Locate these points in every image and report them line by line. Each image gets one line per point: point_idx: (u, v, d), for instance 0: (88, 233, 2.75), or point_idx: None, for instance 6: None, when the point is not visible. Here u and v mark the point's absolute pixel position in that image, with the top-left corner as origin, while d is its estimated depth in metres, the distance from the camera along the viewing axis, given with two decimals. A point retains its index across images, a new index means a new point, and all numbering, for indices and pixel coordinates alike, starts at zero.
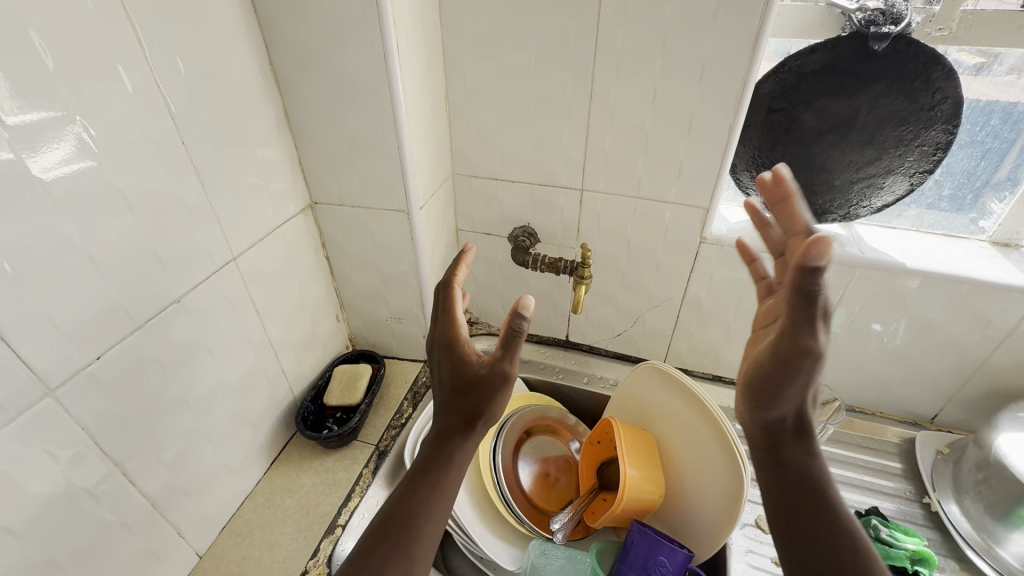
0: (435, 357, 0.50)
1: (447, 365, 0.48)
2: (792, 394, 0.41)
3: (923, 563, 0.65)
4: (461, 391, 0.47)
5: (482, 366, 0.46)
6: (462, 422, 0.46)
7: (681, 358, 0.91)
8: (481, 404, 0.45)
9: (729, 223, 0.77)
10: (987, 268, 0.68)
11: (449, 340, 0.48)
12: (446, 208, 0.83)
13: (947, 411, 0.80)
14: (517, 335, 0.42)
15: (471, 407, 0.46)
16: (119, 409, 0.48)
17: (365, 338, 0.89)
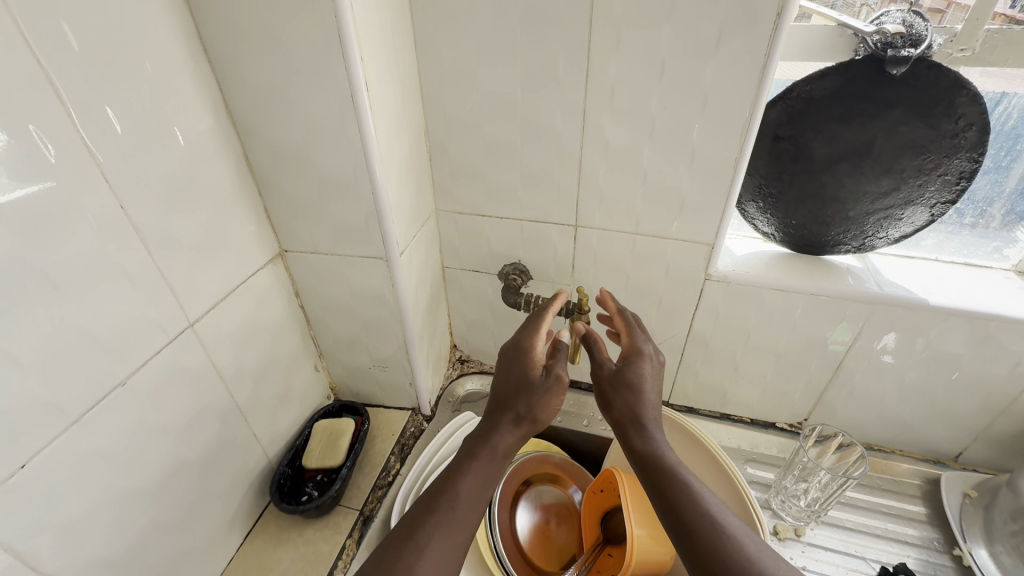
0: (506, 358, 0.60)
1: (515, 369, 0.58)
2: (616, 400, 0.55)
3: None
4: (523, 386, 0.56)
5: (541, 373, 0.57)
6: (515, 417, 0.55)
7: (686, 396, 0.85)
8: (534, 406, 0.55)
9: (734, 257, 0.72)
10: (1016, 302, 0.63)
11: (518, 346, 0.60)
12: (431, 247, 0.77)
13: (972, 450, 0.75)
14: (561, 353, 0.59)
15: (529, 403, 0.55)
16: (51, 516, 0.42)
17: (347, 386, 0.83)
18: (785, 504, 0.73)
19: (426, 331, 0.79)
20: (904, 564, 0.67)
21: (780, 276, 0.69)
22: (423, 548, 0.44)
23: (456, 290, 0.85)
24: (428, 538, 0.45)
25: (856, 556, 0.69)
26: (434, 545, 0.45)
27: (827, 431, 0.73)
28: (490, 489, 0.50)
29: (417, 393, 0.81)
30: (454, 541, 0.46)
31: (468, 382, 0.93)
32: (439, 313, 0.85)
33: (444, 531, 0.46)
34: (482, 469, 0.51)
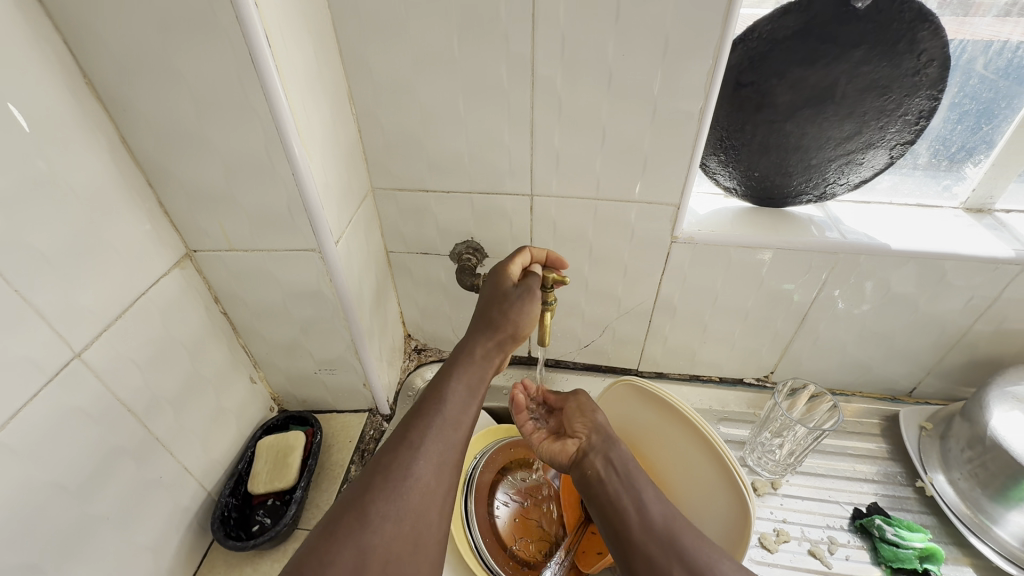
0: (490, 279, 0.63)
1: (494, 287, 0.61)
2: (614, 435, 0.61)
3: (931, 558, 0.62)
4: (503, 299, 0.60)
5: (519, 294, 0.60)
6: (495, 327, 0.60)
7: (656, 363, 0.83)
8: (511, 315, 0.60)
9: (698, 216, 0.69)
10: (967, 239, 0.64)
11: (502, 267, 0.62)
12: (371, 230, 0.68)
13: (925, 384, 0.78)
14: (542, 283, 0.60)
15: (508, 317, 0.59)
16: None
17: (292, 395, 0.74)
18: (761, 459, 0.73)
19: (376, 325, 0.71)
20: (874, 503, 0.69)
21: (748, 233, 0.66)
22: (418, 454, 0.47)
23: (404, 276, 0.77)
24: (421, 441, 0.48)
25: (831, 501, 0.70)
26: (429, 450, 0.48)
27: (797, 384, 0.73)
28: (475, 395, 0.55)
29: (373, 394, 0.73)
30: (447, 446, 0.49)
31: (428, 373, 0.86)
32: (388, 303, 0.77)
33: (439, 442, 0.49)
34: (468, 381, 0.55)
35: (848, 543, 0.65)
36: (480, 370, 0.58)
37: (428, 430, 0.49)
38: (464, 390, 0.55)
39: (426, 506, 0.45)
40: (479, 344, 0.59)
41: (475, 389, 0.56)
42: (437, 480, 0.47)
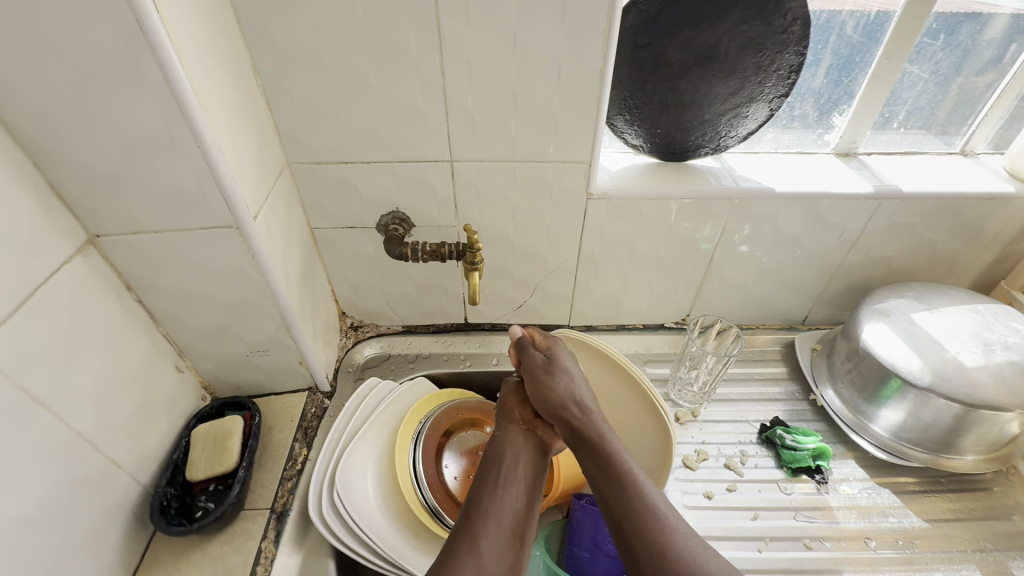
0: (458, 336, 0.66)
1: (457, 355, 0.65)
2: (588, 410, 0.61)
3: (822, 456, 0.72)
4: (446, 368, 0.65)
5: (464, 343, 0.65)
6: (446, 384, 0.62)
7: (585, 316, 0.88)
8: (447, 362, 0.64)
9: (610, 173, 0.73)
10: (837, 179, 0.73)
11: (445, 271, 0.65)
12: (292, 205, 0.67)
13: (814, 312, 0.89)
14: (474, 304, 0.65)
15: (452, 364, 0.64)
16: None
17: (224, 382, 0.72)
18: (681, 391, 0.81)
19: (308, 302, 0.71)
20: (777, 417, 0.79)
21: (653, 185, 0.72)
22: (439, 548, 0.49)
23: (332, 252, 0.77)
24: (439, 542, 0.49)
25: (743, 421, 0.79)
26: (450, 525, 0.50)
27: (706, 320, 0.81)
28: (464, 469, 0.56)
29: (311, 371, 0.73)
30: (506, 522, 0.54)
31: (367, 348, 0.87)
32: (318, 280, 0.76)
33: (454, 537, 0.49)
34: (514, 486, 0.57)
35: (756, 453, 0.75)
36: (523, 467, 0.60)
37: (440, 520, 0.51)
38: (516, 493, 0.57)
39: (493, 566, 0.50)
40: (510, 446, 0.62)
41: (526, 463, 0.61)
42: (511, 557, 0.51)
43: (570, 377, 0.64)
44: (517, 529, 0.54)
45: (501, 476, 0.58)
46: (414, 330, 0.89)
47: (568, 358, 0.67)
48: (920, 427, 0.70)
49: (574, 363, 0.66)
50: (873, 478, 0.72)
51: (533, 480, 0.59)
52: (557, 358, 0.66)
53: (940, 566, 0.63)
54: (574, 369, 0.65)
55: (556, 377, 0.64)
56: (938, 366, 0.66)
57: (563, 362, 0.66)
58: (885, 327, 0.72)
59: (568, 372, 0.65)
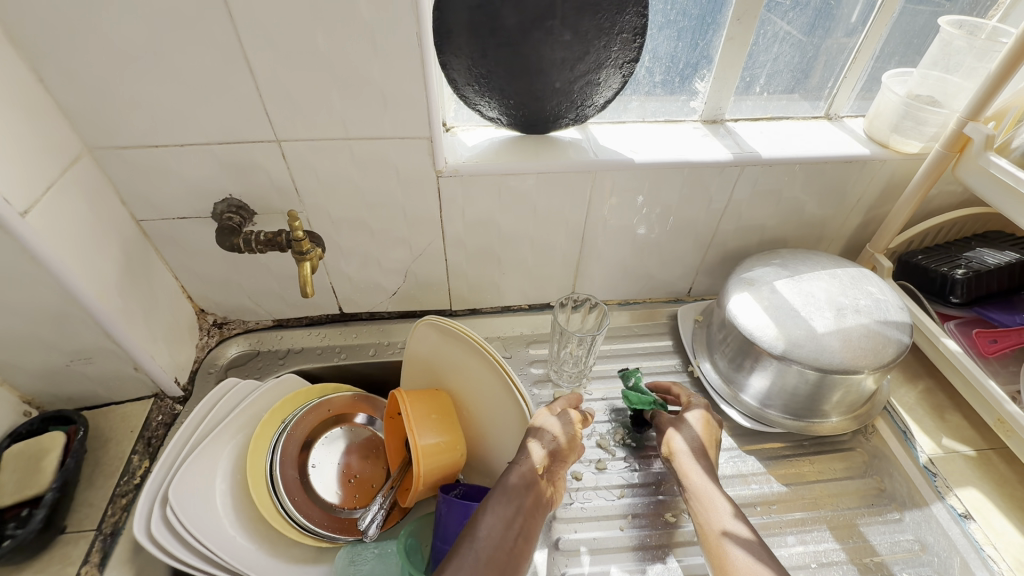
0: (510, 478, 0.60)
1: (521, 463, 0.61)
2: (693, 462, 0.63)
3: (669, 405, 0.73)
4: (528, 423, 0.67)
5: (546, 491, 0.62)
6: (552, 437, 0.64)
7: (466, 300, 0.85)
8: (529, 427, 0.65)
9: (466, 149, 0.69)
10: (700, 148, 0.72)
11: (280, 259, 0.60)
12: (100, 197, 0.60)
13: (698, 283, 0.89)
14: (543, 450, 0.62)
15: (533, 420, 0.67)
16: None
17: (49, 395, 0.65)
18: (560, 372, 0.80)
19: (138, 302, 0.65)
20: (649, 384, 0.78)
21: (508, 159, 0.68)
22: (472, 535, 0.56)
23: (171, 247, 0.70)
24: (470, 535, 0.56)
25: (620, 398, 0.79)
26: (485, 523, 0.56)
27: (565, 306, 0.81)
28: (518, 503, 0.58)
29: (151, 377, 0.68)
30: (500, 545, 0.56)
31: (233, 346, 0.81)
32: (156, 278, 0.69)
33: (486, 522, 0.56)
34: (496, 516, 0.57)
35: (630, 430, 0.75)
36: (519, 489, 0.59)
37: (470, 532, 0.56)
38: (501, 514, 0.57)
39: None
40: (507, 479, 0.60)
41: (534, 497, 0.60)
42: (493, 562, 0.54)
43: (687, 421, 0.67)
44: (504, 553, 0.55)
45: (498, 486, 0.59)
46: (287, 325, 0.84)
47: (693, 432, 0.65)
48: (785, 394, 0.70)
49: (699, 427, 0.65)
50: (740, 446, 0.73)
51: (525, 513, 0.58)
52: (703, 420, 0.66)
53: (793, 530, 0.64)
54: (688, 437, 0.65)
55: (673, 440, 0.66)
56: (792, 334, 0.66)
57: (687, 424, 0.66)
58: (749, 297, 0.71)
59: (707, 427, 0.65)
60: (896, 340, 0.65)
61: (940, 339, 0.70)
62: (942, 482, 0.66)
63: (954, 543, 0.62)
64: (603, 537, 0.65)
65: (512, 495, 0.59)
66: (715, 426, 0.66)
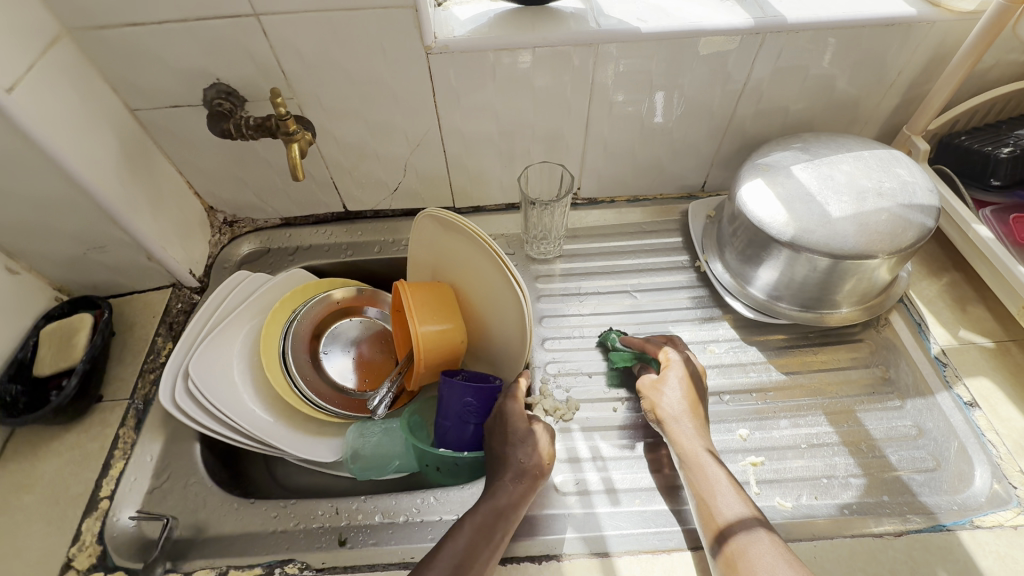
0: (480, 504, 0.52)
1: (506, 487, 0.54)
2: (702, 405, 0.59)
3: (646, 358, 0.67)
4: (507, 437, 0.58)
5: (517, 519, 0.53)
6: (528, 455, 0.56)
7: (468, 197, 0.83)
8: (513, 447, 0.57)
9: (457, 23, 0.65)
10: (719, 13, 0.64)
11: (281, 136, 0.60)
12: (84, 80, 0.59)
13: (712, 176, 0.84)
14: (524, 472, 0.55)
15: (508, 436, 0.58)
16: None
17: (76, 281, 0.69)
18: (536, 247, 0.81)
19: (141, 192, 0.66)
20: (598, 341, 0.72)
21: (503, 34, 0.63)
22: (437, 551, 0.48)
23: (169, 139, 0.70)
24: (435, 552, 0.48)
25: (622, 292, 0.78)
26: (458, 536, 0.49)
27: (532, 171, 0.78)
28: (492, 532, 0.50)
29: (165, 267, 0.71)
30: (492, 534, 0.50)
31: (245, 244, 0.84)
32: (158, 171, 0.70)
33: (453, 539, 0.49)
34: (483, 517, 0.51)
35: (620, 321, 0.75)
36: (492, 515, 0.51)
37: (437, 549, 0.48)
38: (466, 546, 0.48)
39: None
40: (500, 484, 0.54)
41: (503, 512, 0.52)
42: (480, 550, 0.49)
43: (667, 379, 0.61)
44: (492, 542, 0.50)
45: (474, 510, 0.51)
46: (295, 224, 0.86)
47: (679, 388, 0.60)
48: (793, 285, 0.68)
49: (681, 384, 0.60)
50: (742, 337, 0.72)
51: (495, 534, 0.50)
52: (688, 372, 0.61)
53: (787, 414, 0.65)
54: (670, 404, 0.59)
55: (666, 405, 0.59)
56: (805, 219, 0.62)
57: (675, 383, 0.60)
58: (762, 183, 0.67)
59: (689, 382, 0.61)
60: (918, 224, 0.61)
61: (972, 226, 0.65)
62: (951, 371, 0.65)
63: (954, 428, 0.61)
64: (600, 416, 0.66)
65: (474, 531, 0.49)
66: (698, 379, 0.62)
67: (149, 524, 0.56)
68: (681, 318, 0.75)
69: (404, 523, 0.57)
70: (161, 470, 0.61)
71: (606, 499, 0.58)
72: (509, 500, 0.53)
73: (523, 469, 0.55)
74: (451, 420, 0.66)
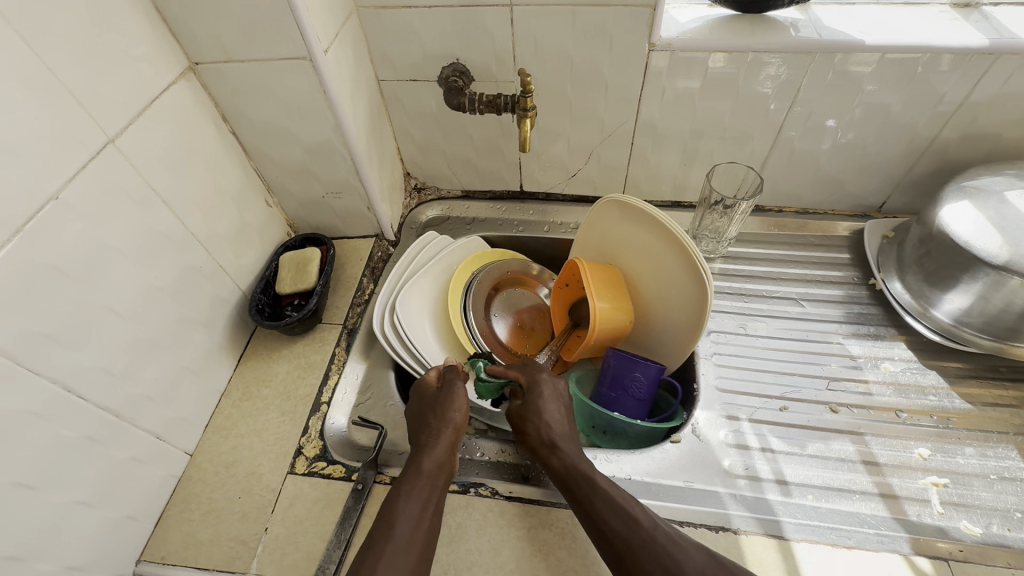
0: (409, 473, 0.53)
1: (448, 450, 0.56)
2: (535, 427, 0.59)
3: None
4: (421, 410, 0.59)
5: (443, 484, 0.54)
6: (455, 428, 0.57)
7: (639, 190, 0.88)
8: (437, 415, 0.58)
9: (678, 25, 0.69)
10: (949, 32, 0.64)
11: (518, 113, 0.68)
12: (358, 50, 0.70)
13: (893, 198, 0.83)
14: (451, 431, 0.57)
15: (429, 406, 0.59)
16: (43, 326, 0.45)
17: (306, 221, 0.81)
18: (699, 243, 0.84)
19: (375, 151, 0.76)
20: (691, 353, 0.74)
21: (723, 37, 0.67)
22: (405, 504, 0.50)
23: (398, 108, 0.80)
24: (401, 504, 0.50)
25: (788, 298, 0.79)
26: (410, 502, 0.50)
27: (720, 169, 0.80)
28: (431, 505, 0.51)
29: (377, 219, 0.81)
30: (432, 504, 0.51)
31: (430, 210, 0.93)
32: (383, 134, 0.81)
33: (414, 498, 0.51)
34: (419, 492, 0.51)
35: (786, 326, 0.76)
36: (427, 480, 0.53)
37: (406, 501, 0.50)
38: (412, 512, 0.50)
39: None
40: (429, 454, 0.55)
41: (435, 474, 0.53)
42: (424, 523, 0.50)
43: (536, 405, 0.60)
44: (432, 514, 0.51)
45: (412, 473, 0.53)
46: (473, 197, 0.94)
47: None
48: (991, 312, 0.65)
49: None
50: (920, 359, 0.71)
51: (432, 505, 0.51)
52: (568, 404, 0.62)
53: (972, 442, 0.63)
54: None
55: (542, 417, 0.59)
56: (1022, 245, 0.61)
57: (548, 409, 0.59)
58: (970, 205, 0.66)
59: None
60: None
61: None
62: None
63: None
64: (766, 411, 0.67)
65: (416, 495, 0.51)
66: None
67: (361, 430, 0.65)
68: (850, 332, 0.75)
69: None
70: (366, 389, 0.70)
71: (778, 488, 0.60)
72: (435, 477, 0.53)
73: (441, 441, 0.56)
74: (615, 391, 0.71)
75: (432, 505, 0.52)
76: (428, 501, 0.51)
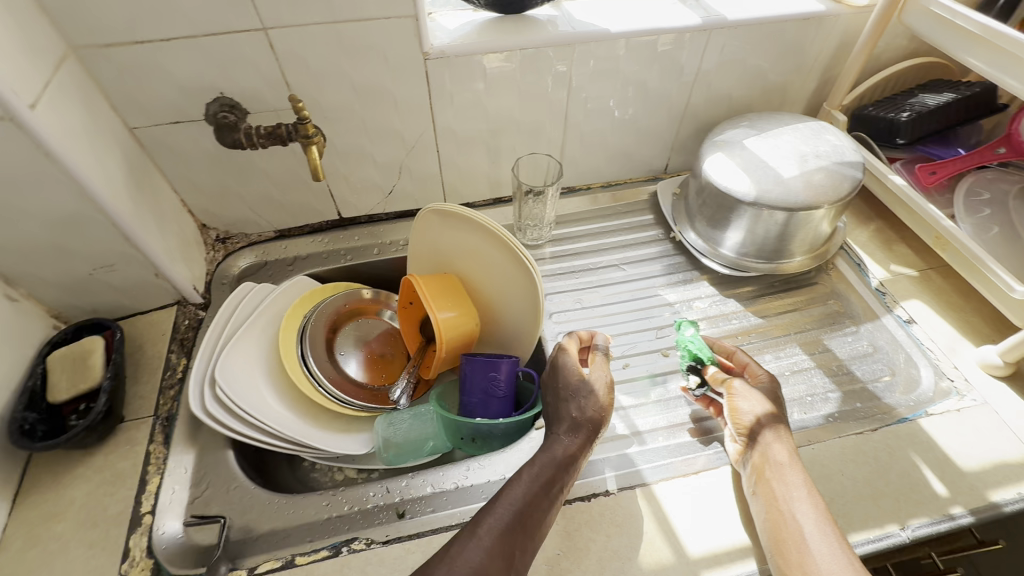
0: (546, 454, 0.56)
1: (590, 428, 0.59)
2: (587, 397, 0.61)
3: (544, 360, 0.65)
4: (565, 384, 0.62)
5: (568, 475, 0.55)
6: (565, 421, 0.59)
7: (459, 194, 0.89)
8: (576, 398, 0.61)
9: (447, 32, 0.71)
10: (672, 15, 0.75)
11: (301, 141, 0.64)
12: (90, 99, 0.60)
13: (673, 160, 0.95)
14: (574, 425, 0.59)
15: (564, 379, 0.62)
16: None
17: (77, 307, 0.68)
18: (527, 233, 0.87)
19: (147, 209, 0.66)
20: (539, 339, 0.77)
21: (491, 39, 0.70)
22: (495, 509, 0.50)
23: (167, 156, 0.70)
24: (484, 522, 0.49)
25: (612, 265, 0.86)
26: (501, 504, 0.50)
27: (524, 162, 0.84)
28: (545, 493, 0.53)
29: (173, 284, 0.71)
30: (532, 500, 0.51)
31: (242, 259, 0.84)
32: (156, 188, 0.70)
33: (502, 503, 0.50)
34: (524, 479, 0.53)
35: (614, 291, 0.83)
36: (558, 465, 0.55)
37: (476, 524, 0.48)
38: (503, 517, 0.49)
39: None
40: (560, 443, 0.57)
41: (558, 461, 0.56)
42: (525, 511, 0.50)
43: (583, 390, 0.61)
44: (536, 506, 0.51)
45: (547, 452, 0.56)
46: (289, 235, 0.87)
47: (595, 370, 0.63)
48: (758, 241, 0.79)
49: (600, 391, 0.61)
50: (720, 292, 0.83)
51: (543, 496, 0.52)
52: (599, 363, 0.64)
53: (769, 350, 0.75)
54: (576, 413, 0.59)
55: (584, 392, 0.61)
56: (762, 183, 0.73)
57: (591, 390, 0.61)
58: (722, 157, 0.78)
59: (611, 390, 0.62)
60: (851, 177, 0.73)
61: (888, 176, 0.79)
62: (891, 298, 0.78)
63: (899, 342, 0.74)
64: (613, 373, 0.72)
65: (535, 482, 0.53)
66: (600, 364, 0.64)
67: (199, 529, 0.56)
68: (666, 283, 0.84)
69: (454, 489, 0.60)
70: (200, 480, 0.60)
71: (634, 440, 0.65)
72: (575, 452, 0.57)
73: (567, 428, 0.58)
74: (477, 397, 0.71)
75: (546, 500, 0.52)
76: (539, 488, 0.53)
